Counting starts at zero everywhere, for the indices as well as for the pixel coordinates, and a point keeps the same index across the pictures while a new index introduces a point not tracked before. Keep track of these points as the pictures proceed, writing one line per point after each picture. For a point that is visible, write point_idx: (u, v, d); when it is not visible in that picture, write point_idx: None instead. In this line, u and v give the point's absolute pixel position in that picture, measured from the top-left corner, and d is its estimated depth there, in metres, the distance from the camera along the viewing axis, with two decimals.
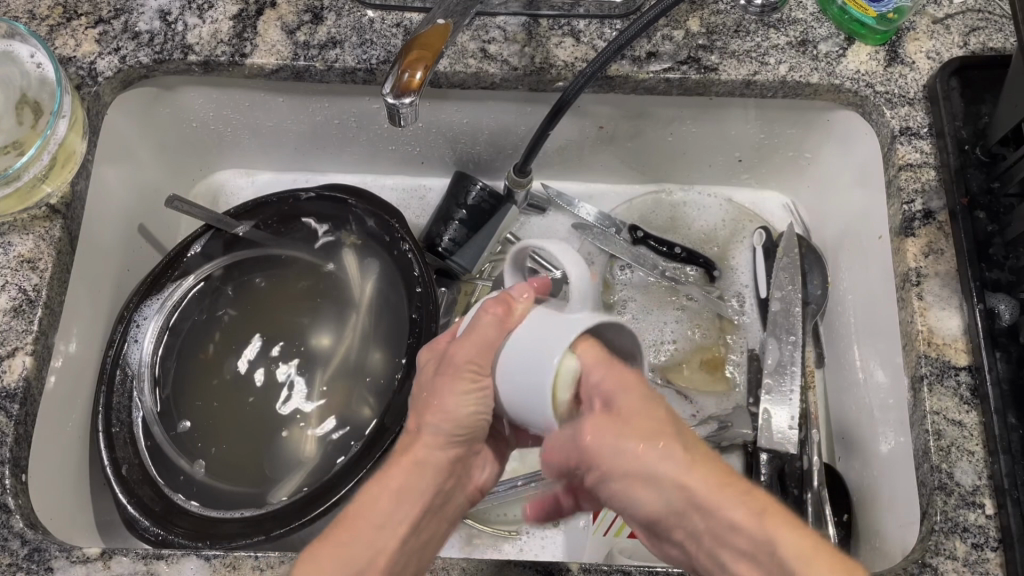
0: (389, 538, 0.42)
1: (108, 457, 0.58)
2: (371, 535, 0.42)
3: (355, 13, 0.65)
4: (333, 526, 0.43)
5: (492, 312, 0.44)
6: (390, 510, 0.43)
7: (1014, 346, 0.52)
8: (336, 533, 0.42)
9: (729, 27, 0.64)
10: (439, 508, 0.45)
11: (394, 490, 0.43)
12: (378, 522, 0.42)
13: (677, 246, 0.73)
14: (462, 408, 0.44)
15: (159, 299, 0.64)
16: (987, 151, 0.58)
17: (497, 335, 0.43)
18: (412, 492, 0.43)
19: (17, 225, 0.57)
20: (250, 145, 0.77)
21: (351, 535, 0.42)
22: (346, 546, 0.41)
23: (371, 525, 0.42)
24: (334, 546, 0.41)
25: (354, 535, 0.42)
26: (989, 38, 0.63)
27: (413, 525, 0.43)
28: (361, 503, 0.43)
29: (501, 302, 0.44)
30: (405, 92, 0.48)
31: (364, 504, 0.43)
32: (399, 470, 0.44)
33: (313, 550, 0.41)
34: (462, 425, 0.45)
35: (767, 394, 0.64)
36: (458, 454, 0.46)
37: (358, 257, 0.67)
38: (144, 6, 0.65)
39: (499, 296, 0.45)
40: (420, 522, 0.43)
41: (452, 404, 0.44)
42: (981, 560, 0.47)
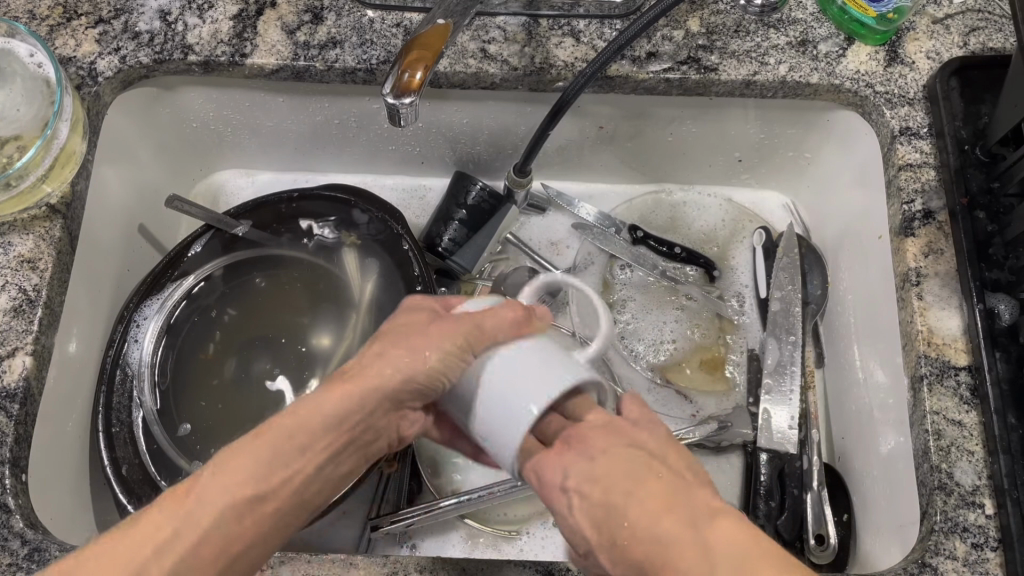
0: (305, 461, 0.40)
1: (107, 457, 0.59)
2: (276, 447, 0.39)
3: (355, 13, 0.65)
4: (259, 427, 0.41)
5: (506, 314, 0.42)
6: (319, 427, 0.41)
7: (1014, 346, 0.52)
8: (258, 436, 0.40)
9: (729, 27, 0.64)
10: (365, 443, 0.43)
11: (326, 416, 0.41)
12: (297, 441, 0.40)
13: (677, 246, 0.73)
14: (415, 369, 0.42)
15: (159, 299, 0.65)
16: (987, 151, 0.58)
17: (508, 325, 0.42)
18: (340, 423, 0.41)
19: (17, 225, 0.57)
20: (250, 146, 0.77)
21: (268, 442, 0.39)
22: (264, 451, 0.39)
23: (285, 437, 0.40)
24: (252, 447, 0.39)
25: (261, 439, 0.40)
26: (989, 38, 0.63)
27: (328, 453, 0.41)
28: (285, 415, 0.40)
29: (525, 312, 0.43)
30: (405, 92, 0.48)
31: (292, 416, 0.40)
32: (336, 397, 0.41)
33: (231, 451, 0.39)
34: (410, 379, 0.42)
35: (767, 394, 0.64)
36: (396, 404, 0.43)
37: (358, 257, 0.68)
38: (144, 6, 0.65)
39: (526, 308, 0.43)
40: (338, 451, 0.42)
41: (409, 364, 0.42)
42: (981, 560, 0.47)
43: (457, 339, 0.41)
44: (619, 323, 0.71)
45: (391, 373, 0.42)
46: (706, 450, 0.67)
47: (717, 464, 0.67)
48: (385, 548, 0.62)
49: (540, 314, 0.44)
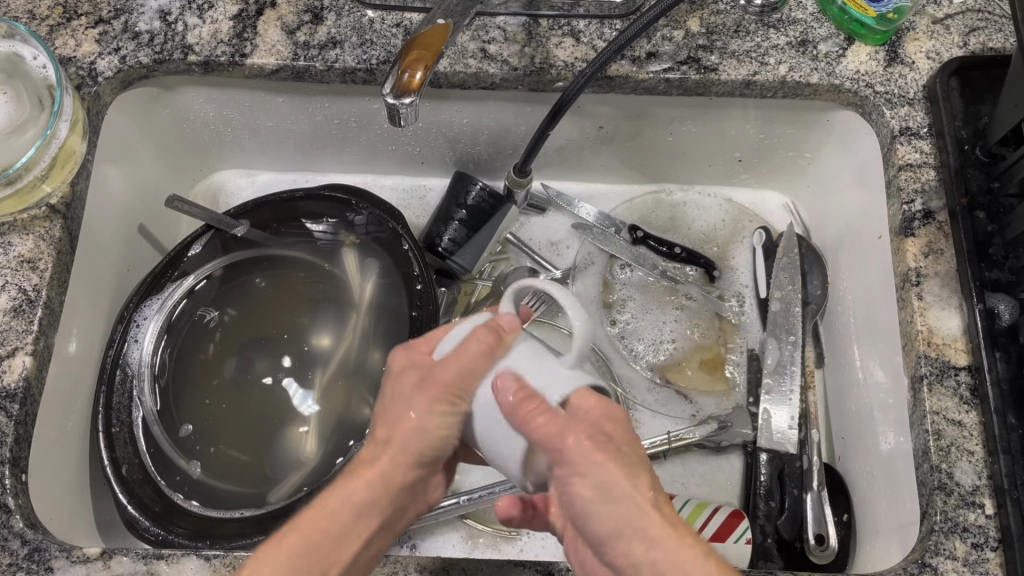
0: (346, 551, 0.41)
1: (108, 457, 0.59)
2: (338, 525, 0.42)
3: (355, 13, 0.65)
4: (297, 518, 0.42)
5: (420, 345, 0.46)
6: (350, 521, 0.42)
7: (1014, 346, 0.52)
8: (290, 535, 0.41)
9: (729, 27, 0.64)
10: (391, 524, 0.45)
11: (358, 505, 0.42)
12: (335, 531, 0.42)
13: (677, 246, 0.73)
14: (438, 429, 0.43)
15: (159, 299, 0.64)
16: (987, 151, 0.58)
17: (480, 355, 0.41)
18: (380, 500, 0.43)
19: (17, 225, 0.57)
20: (250, 146, 0.77)
21: (325, 529, 0.41)
22: (302, 555, 0.40)
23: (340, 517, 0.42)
24: (291, 548, 0.40)
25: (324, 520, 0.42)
26: (989, 39, 0.63)
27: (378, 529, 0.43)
28: (316, 510, 0.42)
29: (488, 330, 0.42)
30: (405, 92, 0.48)
31: (322, 509, 0.42)
32: (362, 483, 0.43)
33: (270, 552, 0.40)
34: (431, 447, 0.43)
35: (767, 394, 0.64)
36: (421, 475, 0.45)
37: (359, 257, 0.68)
38: (144, 6, 0.65)
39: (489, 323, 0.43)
40: (375, 535, 0.43)
41: (429, 424, 0.42)
42: (981, 560, 0.47)
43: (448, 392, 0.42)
44: (619, 323, 0.71)
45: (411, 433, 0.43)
46: (706, 449, 0.67)
47: (717, 463, 0.67)
48: (386, 547, 0.61)
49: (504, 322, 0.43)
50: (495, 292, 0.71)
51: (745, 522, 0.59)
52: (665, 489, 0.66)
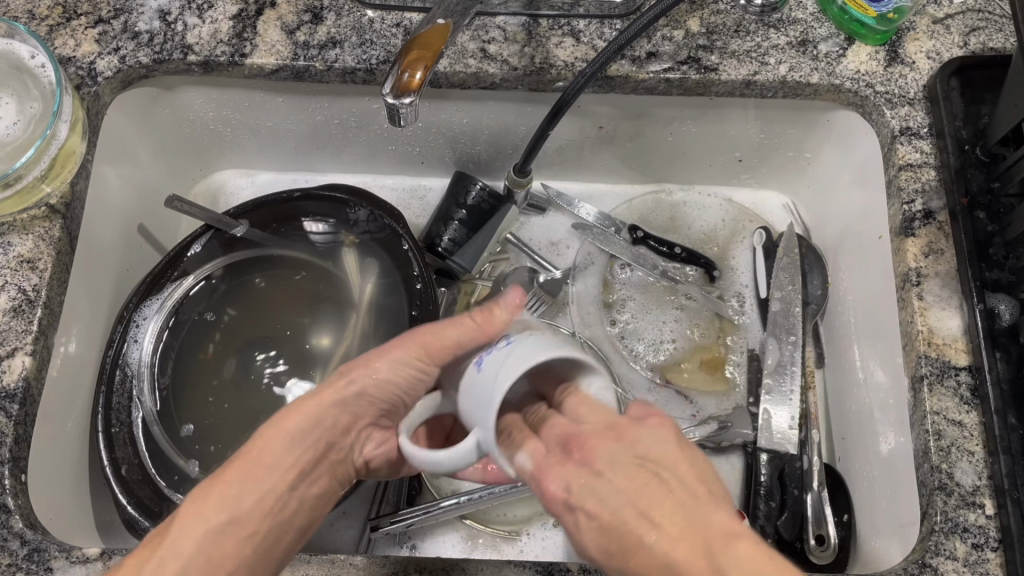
0: (279, 480, 0.43)
1: (107, 457, 0.58)
2: (262, 469, 0.42)
3: (355, 13, 0.65)
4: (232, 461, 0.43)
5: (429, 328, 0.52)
6: (282, 456, 0.43)
7: (1014, 347, 0.52)
8: (229, 470, 0.42)
9: (729, 27, 0.64)
10: (328, 464, 0.47)
11: (291, 437, 0.44)
12: (270, 463, 0.43)
13: (677, 246, 0.73)
14: (393, 375, 0.45)
15: (159, 299, 0.64)
16: (987, 151, 0.58)
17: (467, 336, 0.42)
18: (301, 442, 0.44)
19: (16, 225, 0.57)
20: (250, 146, 0.77)
21: (241, 472, 0.42)
22: (235, 483, 0.42)
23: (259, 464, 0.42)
24: (225, 481, 0.42)
25: (247, 460, 0.43)
26: (989, 39, 0.63)
27: (301, 471, 0.44)
28: (254, 444, 0.43)
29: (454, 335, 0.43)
30: (405, 92, 0.48)
31: (262, 444, 0.43)
32: (298, 417, 0.45)
33: (208, 486, 0.41)
34: (378, 391, 0.46)
35: (767, 394, 0.64)
36: (357, 418, 0.48)
37: (358, 257, 0.68)
38: (143, 6, 0.65)
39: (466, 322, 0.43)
40: (308, 472, 0.45)
41: (382, 370, 0.45)
42: (981, 560, 0.47)
43: (418, 348, 0.44)
44: (619, 323, 0.71)
45: (365, 374, 0.46)
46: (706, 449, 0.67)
47: (717, 463, 0.67)
48: (385, 549, 0.62)
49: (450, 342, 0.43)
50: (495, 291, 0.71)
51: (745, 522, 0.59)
52: None
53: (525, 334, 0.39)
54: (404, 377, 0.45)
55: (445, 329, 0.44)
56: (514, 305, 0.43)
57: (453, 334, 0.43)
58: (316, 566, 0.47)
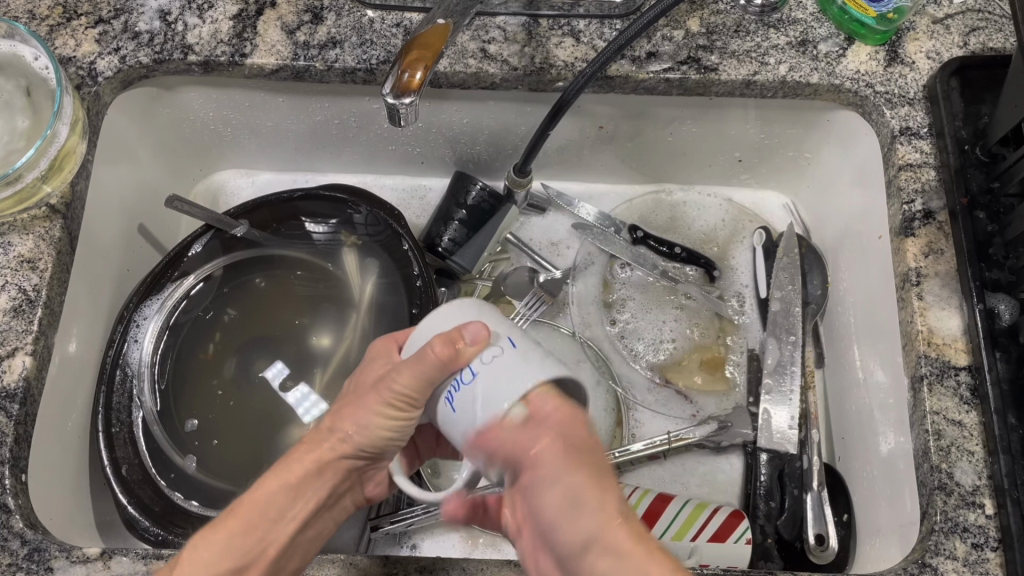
0: (284, 532, 0.42)
1: (107, 457, 0.59)
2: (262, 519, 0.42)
3: (355, 13, 0.65)
4: (232, 509, 0.42)
5: (394, 340, 0.47)
6: (285, 508, 0.42)
7: (1014, 346, 0.52)
8: (226, 519, 0.42)
9: (729, 27, 0.65)
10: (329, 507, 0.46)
11: (292, 488, 0.43)
12: (272, 517, 0.42)
13: (677, 246, 0.73)
14: (380, 429, 0.43)
15: (160, 300, 0.64)
16: (987, 151, 0.58)
17: (435, 369, 0.38)
18: (305, 492, 0.43)
19: (17, 225, 0.57)
20: (250, 146, 0.77)
21: (239, 521, 0.41)
22: (236, 537, 0.41)
23: (258, 513, 0.42)
24: (224, 535, 0.41)
25: (246, 510, 0.42)
26: (989, 39, 0.63)
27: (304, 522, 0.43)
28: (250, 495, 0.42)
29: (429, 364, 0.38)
30: (405, 92, 0.48)
31: (260, 496, 0.42)
32: (301, 468, 0.43)
33: (206, 537, 0.41)
34: (371, 445, 0.43)
35: (767, 394, 0.65)
36: (360, 467, 0.46)
37: (359, 257, 0.68)
38: (144, 6, 0.65)
39: (446, 337, 0.38)
40: (312, 519, 0.44)
41: (367, 422, 0.43)
42: (981, 560, 0.47)
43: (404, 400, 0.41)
44: (619, 323, 0.71)
45: (356, 428, 0.43)
46: (707, 449, 0.67)
47: (717, 463, 0.67)
48: (385, 548, 0.63)
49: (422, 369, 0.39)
50: (495, 292, 0.72)
51: (745, 522, 0.59)
52: (666, 489, 0.66)
53: (489, 362, 0.38)
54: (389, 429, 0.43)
55: (413, 370, 0.39)
56: (478, 336, 0.38)
57: (427, 377, 0.39)
58: (317, 566, 0.48)
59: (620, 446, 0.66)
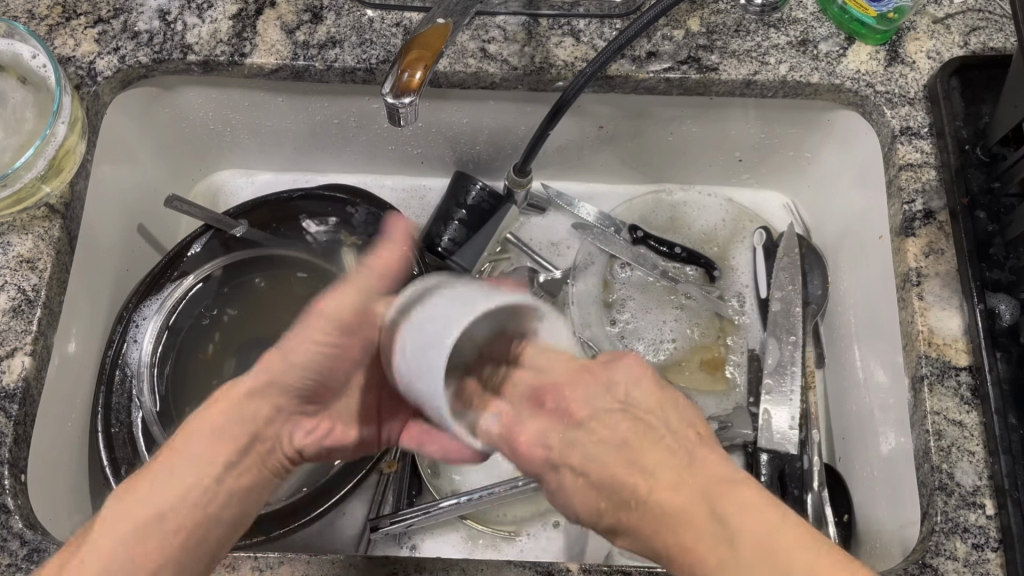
0: (208, 472, 0.45)
1: (107, 458, 0.59)
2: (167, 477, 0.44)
3: (355, 13, 0.65)
4: (161, 455, 0.46)
5: (381, 263, 0.50)
6: (201, 453, 0.46)
7: (1014, 347, 0.52)
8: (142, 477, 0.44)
9: (729, 27, 0.64)
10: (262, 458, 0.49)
11: (215, 443, 0.46)
12: (172, 474, 0.44)
13: (677, 246, 0.73)
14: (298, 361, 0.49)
15: (159, 299, 0.64)
16: (987, 151, 0.58)
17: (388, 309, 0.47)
18: (217, 448, 0.46)
19: (16, 225, 0.57)
20: (250, 146, 0.77)
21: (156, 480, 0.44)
22: (160, 477, 0.44)
23: (170, 473, 0.44)
24: (152, 474, 0.44)
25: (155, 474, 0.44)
26: (989, 38, 0.63)
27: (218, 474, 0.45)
28: (180, 439, 0.46)
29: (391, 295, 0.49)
30: (404, 92, 0.48)
31: (183, 441, 0.46)
32: (222, 412, 0.48)
33: (137, 478, 0.44)
34: (298, 371, 0.49)
35: (767, 394, 0.65)
36: (284, 405, 0.50)
37: (358, 257, 0.67)
38: (143, 6, 0.65)
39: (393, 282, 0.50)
40: (237, 462, 0.47)
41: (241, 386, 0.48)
42: (981, 560, 0.47)
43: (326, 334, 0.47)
44: (619, 323, 0.71)
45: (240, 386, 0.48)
46: None
47: None
48: (385, 548, 0.62)
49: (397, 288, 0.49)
50: None
51: None
52: None
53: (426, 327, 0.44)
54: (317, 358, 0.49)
55: (347, 291, 0.49)
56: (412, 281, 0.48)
57: (366, 290, 0.49)
58: (316, 566, 0.47)
59: None
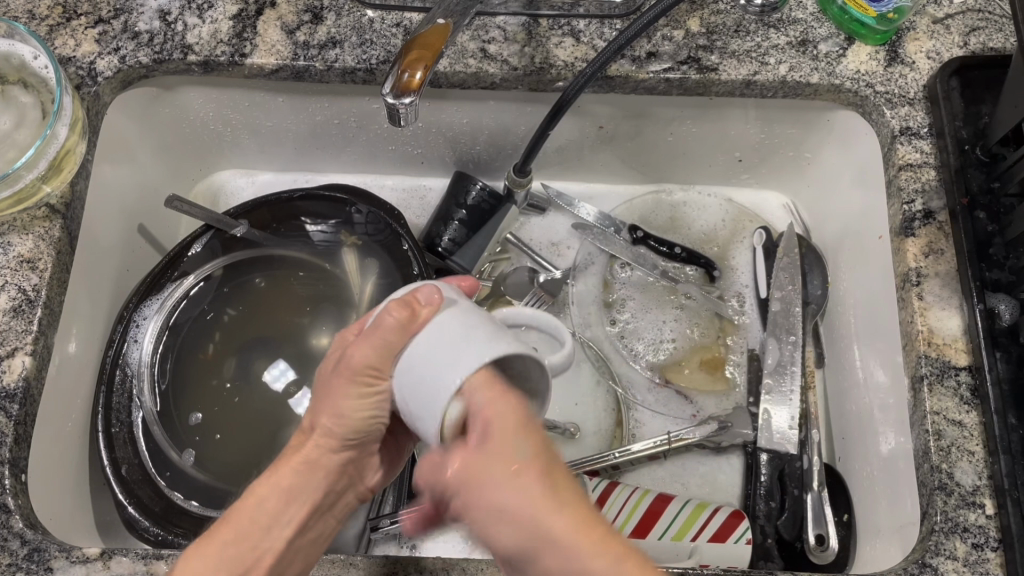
0: (276, 538, 0.42)
1: (107, 457, 0.59)
2: (245, 525, 0.42)
3: (355, 13, 0.65)
4: (227, 514, 0.43)
5: (397, 315, 0.39)
6: (276, 514, 0.43)
7: (1014, 347, 0.52)
8: (218, 529, 0.42)
9: (729, 27, 0.64)
10: (327, 509, 0.46)
11: (280, 491, 0.43)
12: (261, 523, 0.42)
13: (677, 246, 0.73)
14: (355, 414, 0.42)
15: (159, 299, 0.65)
16: (987, 151, 0.58)
17: (393, 331, 0.38)
18: (300, 492, 0.44)
19: (17, 225, 0.57)
20: (250, 146, 0.77)
21: (229, 533, 0.42)
22: (225, 544, 0.42)
23: (248, 520, 0.42)
24: (212, 543, 0.42)
25: (233, 523, 0.42)
26: (989, 38, 0.63)
27: (299, 524, 0.43)
28: (244, 504, 0.43)
29: (404, 304, 0.39)
30: (405, 92, 0.48)
31: (247, 508, 0.43)
32: (289, 470, 0.44)
33: (198, 547, 0.41)
34: (356, 431, 0.43)
35: (767, 394, 0.65)
36: (349, 457, 0.45)
37: (359, 257, 0.67)
38: (144, 6, 0.65)
39: (404, 297, 0.40)
40: (308, 521, 0.44)
41: (343, 412, 0.43)
42: (981, 560, 0.47)
43: (372, 375, 0.40)
44: (619, 323, 0.71)
45: (335, 420, 0.43)
46: (706, 449, 0.67)
47: (717, 464, 0.67)
48: (385, 548, 0.63)
49: (424, 294, 0.40)
50: (495, 292, 0.72)
51: (745, 522, 0.59)
52: (666, 490, 0.66)
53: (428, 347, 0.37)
54: (367, 412, 0.42)
55: (360, 347, 0.40)
56: (434, 298, 0.40)
57: (387, 347, 0.39)
58: (316, 566, 0.47)
59: (620, 446, 0.66)
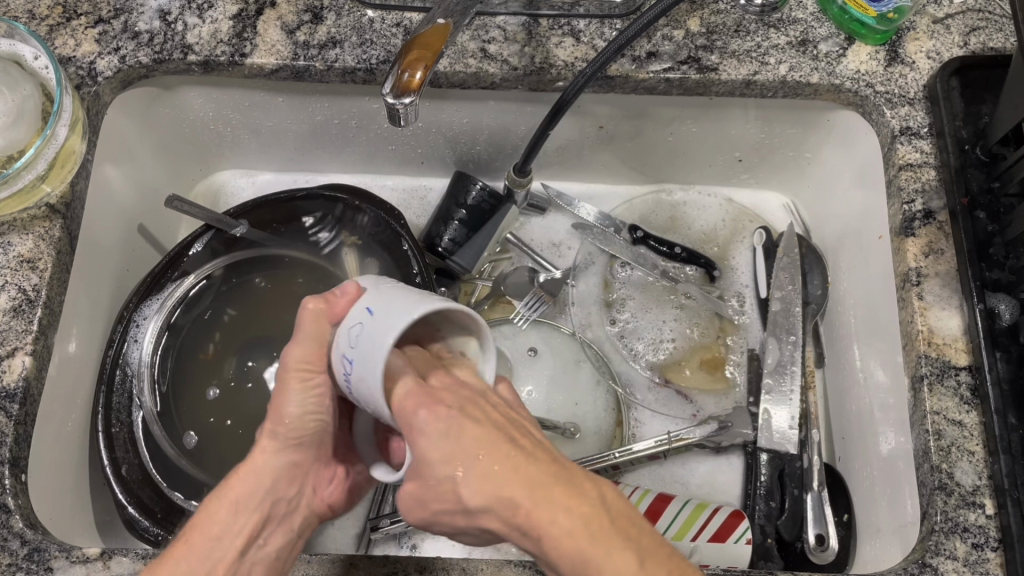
0: (228, 547, 0.43)
1: (107, 457, 0.59)
2: (207, 540, 0.42)
3: (355, 13, 0.65)
4: (179, 536, 0.43)
5: (315, 304, 0.42)
6: (230, 523, 0.43)
7: (1014, 346, 0.52)
8: (175, 547, 0.42)
9: (729, 27, 0.64)
10: (281, 519, 0.46)
11: (241, 502, 0.44)
12: (215, 533, 0.43)
13: (677, 246, 0.73)
14: (302, 412, 0.44)
15: (159, 300, 0.64)
16: (987, 151, 0.58)
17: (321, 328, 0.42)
18: (248, 501, 0.44)
19: (16, 225, 0.57)
20: (250, 146, 0.77)
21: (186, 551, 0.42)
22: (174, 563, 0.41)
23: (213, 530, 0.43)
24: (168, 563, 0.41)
25: (190, 543, 0.42)
26: (989, 38, 0.63)
27: (251, 534, 0.43)
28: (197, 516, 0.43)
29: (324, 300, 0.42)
30: (405, 92, 0.48)
31: (205, 517, 0.43)
32: (237, 482, 0.44)
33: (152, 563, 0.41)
34: (299, 428, 0.44)
35: (767, 394, 0.65)
36: (299, 462, 0.46)
37: (358, 257, 0.67)
38: (143, 6, 0.65)
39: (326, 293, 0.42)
40: (261, 529, 0.44)
41: (292, 413, 0.44)
42: (980, 560, 0.47)
43: (304, 369, 0.42)
44: (619, 323, 0.71)
45: (278, 424, 0.44)
46: (707, 450, 0.67)
47: (717, 463, 0.67)
48: (385, 548, 0.63)
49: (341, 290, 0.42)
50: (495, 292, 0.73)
51: (746, 522, 0.59)
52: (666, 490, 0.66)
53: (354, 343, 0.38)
54: (310, 408, 0.44)
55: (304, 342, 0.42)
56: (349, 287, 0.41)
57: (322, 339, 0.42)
58: (317, 565, 0.47)
59: (620, 446, 0.66)
